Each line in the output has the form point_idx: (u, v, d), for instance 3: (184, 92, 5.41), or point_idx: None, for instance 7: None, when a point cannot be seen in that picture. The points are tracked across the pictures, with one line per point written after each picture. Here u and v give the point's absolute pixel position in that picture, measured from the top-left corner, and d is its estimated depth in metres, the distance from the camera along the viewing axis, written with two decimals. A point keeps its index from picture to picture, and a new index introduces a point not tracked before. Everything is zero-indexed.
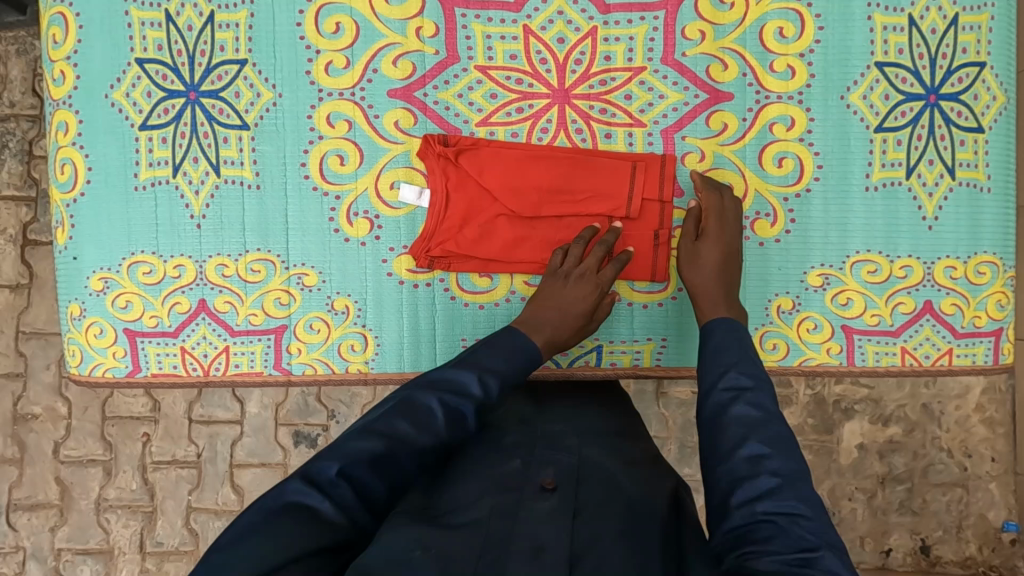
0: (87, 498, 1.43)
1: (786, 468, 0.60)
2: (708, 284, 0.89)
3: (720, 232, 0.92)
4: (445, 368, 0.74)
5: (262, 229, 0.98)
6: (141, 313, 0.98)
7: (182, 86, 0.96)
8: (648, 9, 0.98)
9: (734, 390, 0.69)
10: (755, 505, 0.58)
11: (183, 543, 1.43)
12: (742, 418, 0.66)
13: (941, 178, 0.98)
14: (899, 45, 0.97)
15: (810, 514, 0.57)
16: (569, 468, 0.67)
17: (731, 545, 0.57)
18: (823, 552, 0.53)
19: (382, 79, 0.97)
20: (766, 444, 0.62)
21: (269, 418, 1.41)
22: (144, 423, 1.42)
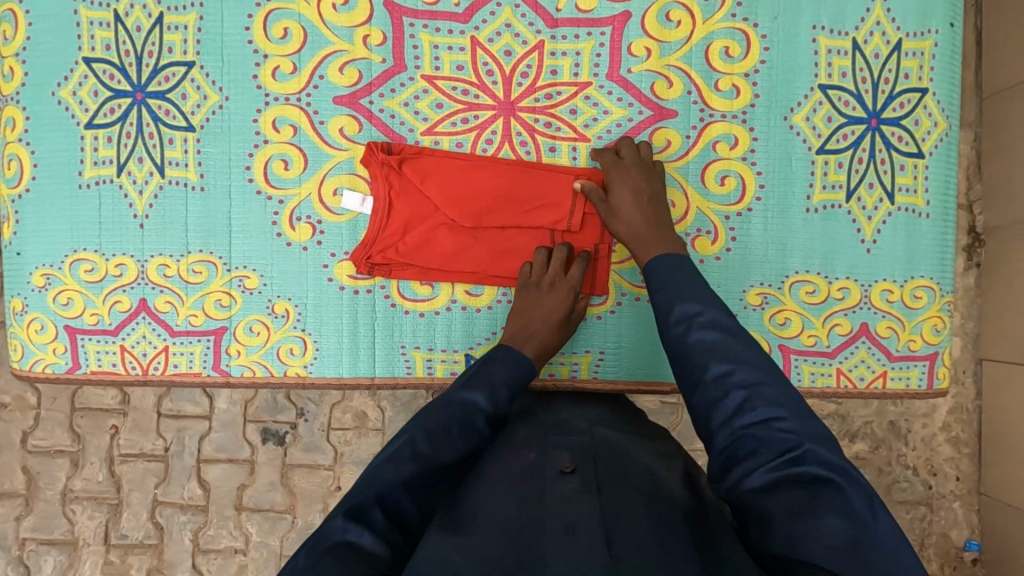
0: (54, 488, 1.45)
1: (749, 379, 0.67)
2: (635, 228, 0.90)
3: (624, 177, 0.93)
4: (454, 390, 0.79)
5: (205, 230, 0.99)
6: (82, 311, 0.99)
7: (129, 86, 0.97)
8: (595, 25, 0.99)
9: (687, 318, 0.75)
10: (736, 423, 0.65)
11: (148, 537, 1.45)
12: (701, 343, 0.72)
13: (880, 202, 0.99)
14: (842, 69, 0.98)
15: (785, 414, 0.64)
16: (583, 451, 0.71)
17: (724, 467, 0.63)
18: (805, 445, 0.60)
19: (328, 86, 0.98)
20: (727, 361, 0.69)
21: (238, 414, 1.45)
22: (113, 415, 1.45)
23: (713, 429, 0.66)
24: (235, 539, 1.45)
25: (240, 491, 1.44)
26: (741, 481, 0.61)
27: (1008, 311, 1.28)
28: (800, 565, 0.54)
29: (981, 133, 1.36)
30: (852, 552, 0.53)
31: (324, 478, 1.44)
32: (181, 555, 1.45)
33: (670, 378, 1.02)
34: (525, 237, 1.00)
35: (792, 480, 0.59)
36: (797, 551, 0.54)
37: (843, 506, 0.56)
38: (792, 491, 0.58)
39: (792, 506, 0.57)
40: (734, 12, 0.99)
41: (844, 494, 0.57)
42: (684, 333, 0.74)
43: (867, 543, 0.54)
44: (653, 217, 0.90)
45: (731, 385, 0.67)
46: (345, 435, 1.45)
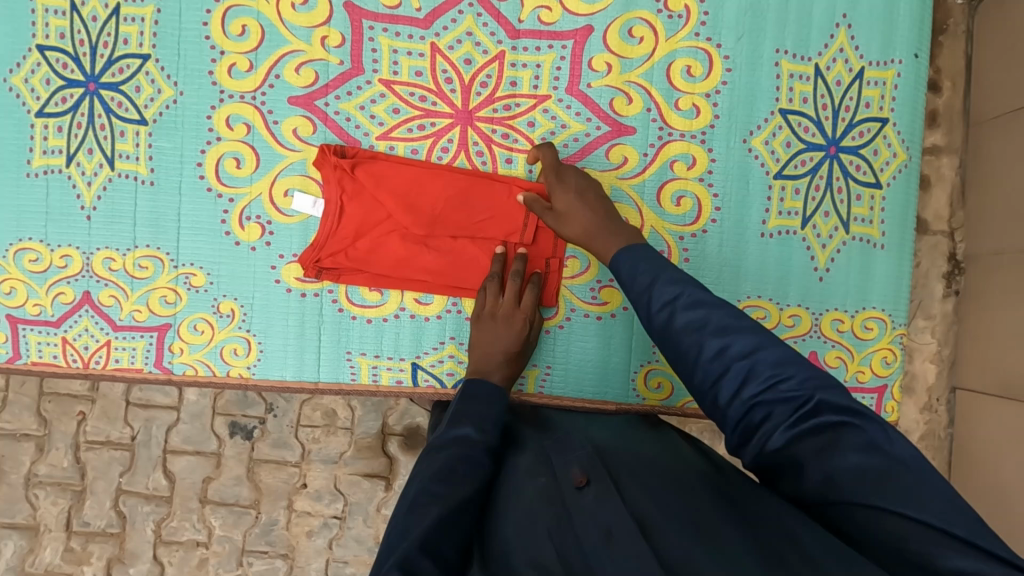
0: (18, 472, 1.44)
1: (746, 348, 0.67)
2: (587, 225, 0.90)
3: (562, 180, 0.93)
4: (445, 432, 0.78)
5: (153, 224, 0.98)
6: (24, 301, 0.97)
7: (82, 77, 0.96)
8: (557, 37, 0.98)
9: (669, 304, 0.74)
10: (743, 394, 0.65)
11: (110, 525, 1.44)
12: (689, 325, 0.72)
13: (835, 231, 0.98)
14: (804, 94, 0.97)
15: (790, 372, 0.64)
16: (591, 462, 0.72)
17: (745, 436, 0.65)
18: (816, 396, 0.61)
19: (283, 86, 0.97)
20: (719, 336, 0.69)
21: (206, 406, 1.45)
22: (81, 402, 1.44)
23: (724, 406, 0.67)
24: (198, 533, 1.44)
25: (204, 484, 1.44)
26: (762, 446, 0.63)
27: (989, 343, 1.27)
28: (838, 506, 0.56)
29: (966, 160, 1.35)
30: (881, 483, 0.55)
31: (290, 475, 1.44)
32: (142, 546, 1.44)
33: (614, 396, 1.01)
34: (477, 249, 0.99)
35: (810, 432, 0.60)
36: (831, 494, 0.57)
37: (864, 442, 0.57)
38: (812, 442, 0.60)
39: (817, 456, 0.59)
40: (697, 31, 0.98)
41: (863, 430, 0.58)
42: (669, 318, 0.74)
43: (895, 470, 0.55)
44: (602, 211, 0.90)
45: (730, 358, 0.68)
46: (313, 433, 1.45)
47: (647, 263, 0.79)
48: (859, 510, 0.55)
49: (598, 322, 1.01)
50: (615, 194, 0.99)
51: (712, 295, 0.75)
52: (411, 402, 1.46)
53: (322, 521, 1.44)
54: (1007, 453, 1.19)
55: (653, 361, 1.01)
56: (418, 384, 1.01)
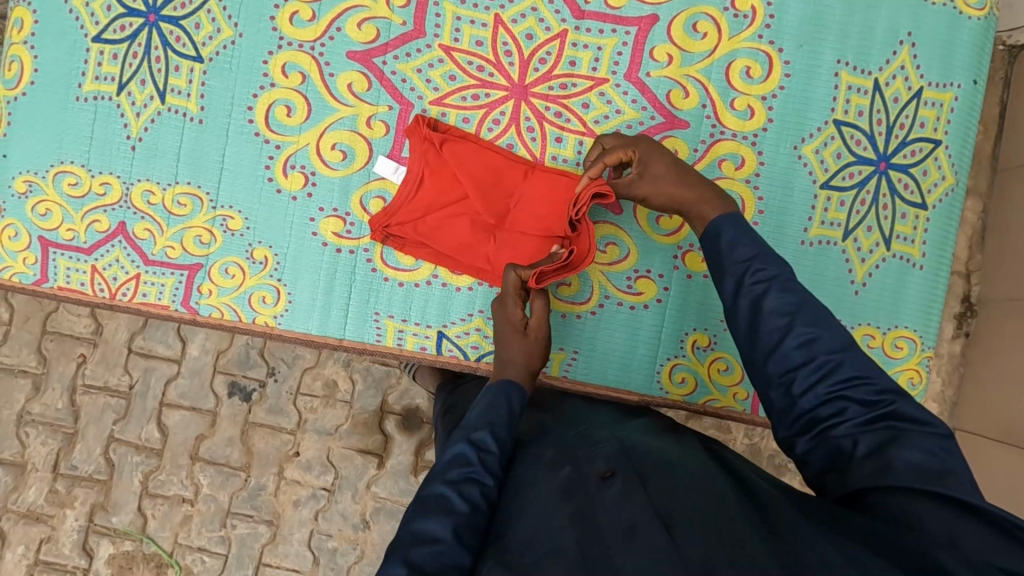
0: (11, 409, 1.43)
1: (836, 346, 0.66)
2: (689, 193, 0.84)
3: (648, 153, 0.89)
4: (442, 455, 0.74)
5: (194, 163, 0.97)
6: (59, 225, 0.97)
7: (143, 7, 0.95)
8: (621, 23, 0.98)
9: (764, 281, 0.72)
10: (820, 389, 0.65)
11: (97, 472, 1.43)
12: (778, 309, 0.69)
13: (876, 246, 0.98)
14: (860, 108, 0.98)
15: (872, 377, 0.65)
16: (614, 457, 0.74)
17: (809, 428, 0.66)
18: (897, 402, 0.62)
19: (344, 39, 0.96)
20: (811, 326, 0.67)
21: (208, 363, 1.45)
22: (83, 344, 1.44)
23: (795, 397, 0.67)
24: (185, 489, 1.43)
25: (197, 441, 1.44)
26: (824, 437, 0.65)
27: (992, 387, 1.28)
28: (884, 494, 0.58)
29: (990, 205, 1.36)
30: (932, 475, 0.57)
31: (284, 443, 1.44)
32: (127, 497, 1.43)
33: (636, 388, 1.01)
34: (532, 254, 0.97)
35: (875, 433, 0.63)
36: (880, 481, 0.59)
37: (929, 446, 0.60)
38: (876, 443, 0.62)
39: (877, 453, 0.61)
40: (761, 33, 0.98)
41: (928, 436, 0.61)
42: (761, 295, 0.71)
43: (947, 468, 0.58)
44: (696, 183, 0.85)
45: (818, 352, 0.66)
46: (312, 402, 1.45)
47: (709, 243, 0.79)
48: (904, 498, 0.57)
49: (631, 311, 1.00)
50: None
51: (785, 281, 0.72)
52: (412, 382, 1.47)
53: (310, 491, 1.43)
54: (1000, 498, 1.19)
55: (680, 356, 1.01)
56: (442, 353, 1.01)
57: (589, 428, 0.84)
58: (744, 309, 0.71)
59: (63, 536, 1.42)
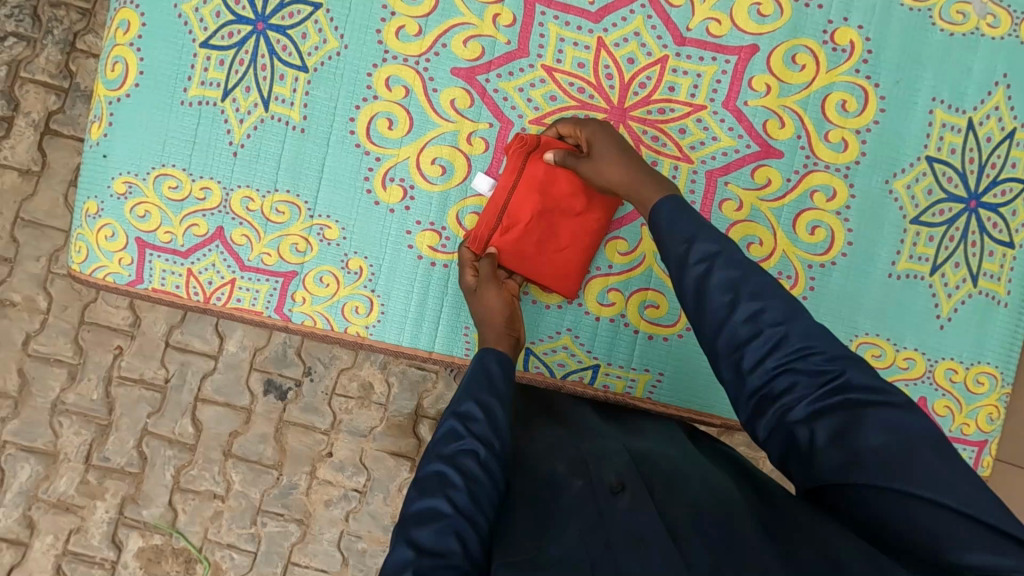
0: (46, 397, 1.43)
1: (781, 316, 0.66)
2: (627, 171, 0.87)
3: (595, 133, 0.91)
4: (436, 435, 0.76)
5: (295, 171, 0.98)
6: (157, 227, 0.98)
7: (252, 15, 0.96)
8: (721, 51, 0.99)
9: (707, 258, 0.71)
10: (765, 364, 0.65)
11: (129, 464, 1.43)
12: (724, 283, 0.69)
13: (963, 282, 1.00)
14: (952, 145, 0.99)
15: (818, 346, 0.64)
16: (628, 467, 0.72)
17: (760, 406, 0.65)
18: (844, 372, 0.61)
19: (449, 56, 0.97)
20: (756, 299, 0.67)
21: (245, 359, 1.44)
22: (120, 335, 1.43)
23: (743, 374, 0.67)
24: (216, 485, 1.43)
25: (230, 437, 1.44)
26: (781, 418, 0.64)
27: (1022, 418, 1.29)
28: (856, 490, 0.57)
29: None
30: (902, 459, 0.55)
31: (317, 442, 1.44)
32: (158, 490, 1.43)
33: (721, 412, 1.02)
34: (535, 244, 0.97)
35: (831, 410, 0.61)
36: (848, 475, 0.57)
37: (891, 422, 0.58)
38: (832, 420, 0.60)
39: (836, 437, 0.59)
40: (858, 68, 0.99)
41: (881, 409, 0.59)
42: (704, 274, 0.71)
43: (918, 449, 0.56)
44: (637, 169, 0.87)
45: (764, 324, 0.66)
46: (347, 403, 1.45)
47: (689, 219, 0.76)
48: (879, 494, 0.55)
49: None
50: (753, 214, 1.01)
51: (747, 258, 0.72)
52: (447, 387, 1.47)
53: (342, 492, 1.43)
54: None
55: None
56: (528, 369, 1.02)
57: (600, 439, 0.82)
58: (688, 287, 0.72)
59: (92, 527, 1.42)
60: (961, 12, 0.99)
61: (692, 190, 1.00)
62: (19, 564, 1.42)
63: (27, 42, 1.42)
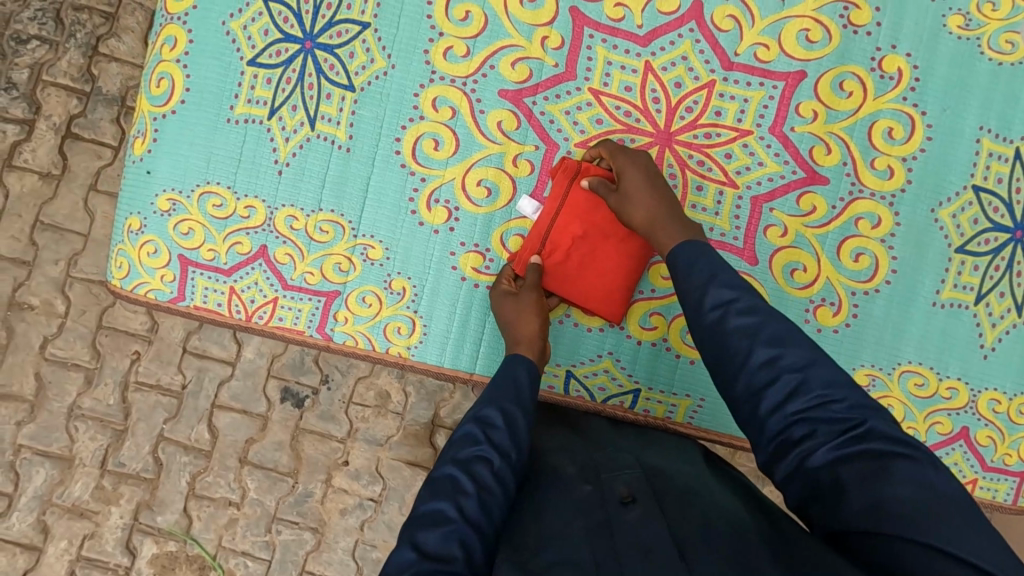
0: (62, 401, 1.43)
1: (799, 362, 0.63)
2: (653, 212, 0.87)
3: (629, 164, 0.91)
4: (452, 439, 0.75)
5: (340, 190, 0.97)
6: (200, 244, 0.97)
7: (300, 34, 0.96)
8: (769, 77, 0.99)
9: (723, 305, 0.70)
10: (785, 410, 0.63)
11: (144, 470, 1.42)
12: (741, 329, 0.67)
13: (1007, 312, 0.99)
14: (999, 175, 0.99)
15: (839, 394, 0.62)
16: (642, 481, 0.69)
17: (779, 450, 0.63)
18: (867, 422, 0.59)
19: (496, 77, 0.97)
20: (774, 346, 0.65)
21: (262, 366, 1.43)
22: (138, 341, 1.42)
23: (762, 418, 0.64)
24: (232, 492, 1.42)
25: (246, 444, 1.43)
26: (801, 463, 0.60)
27: None
28: (882, 540, 0.53)
29: None
30: (933, 517, 0.52)
31: (333, 450, 1.43)
32: (173, 496, 1.42)
33: None
34: (576, 267, 0.97)
35: (856, 458, 0.58)
36: (873, 524, 0.54)
37: (915, 476, 0.55)
38: (857, 469, 0.57)
39: (859, 486, 0.56)
40: (905, 95, 0.99)
41: (909, 462, 0.56)
42: (720, 319, 0.69)
43: (943, 506, 0.53)
44: (659, 210, 0.86)
45: (782, 369, 0.64)
46: (363, 411, 1.44)
47: (706, 262, 0.75)
48: (907, 548, 0.51)
49: None
50: (797, 240, 1.00)
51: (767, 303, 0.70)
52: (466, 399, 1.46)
53: (357, 500, 1.42)
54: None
55: None
56: (568, 392, 1.02)
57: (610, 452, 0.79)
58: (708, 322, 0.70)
59: (106, 533, 1.42)
60: (1011, 41, 0.98)
61: (737, 216, 1.00)
62: (32, 570, 1.41)
63: (49, 45, 1.42)
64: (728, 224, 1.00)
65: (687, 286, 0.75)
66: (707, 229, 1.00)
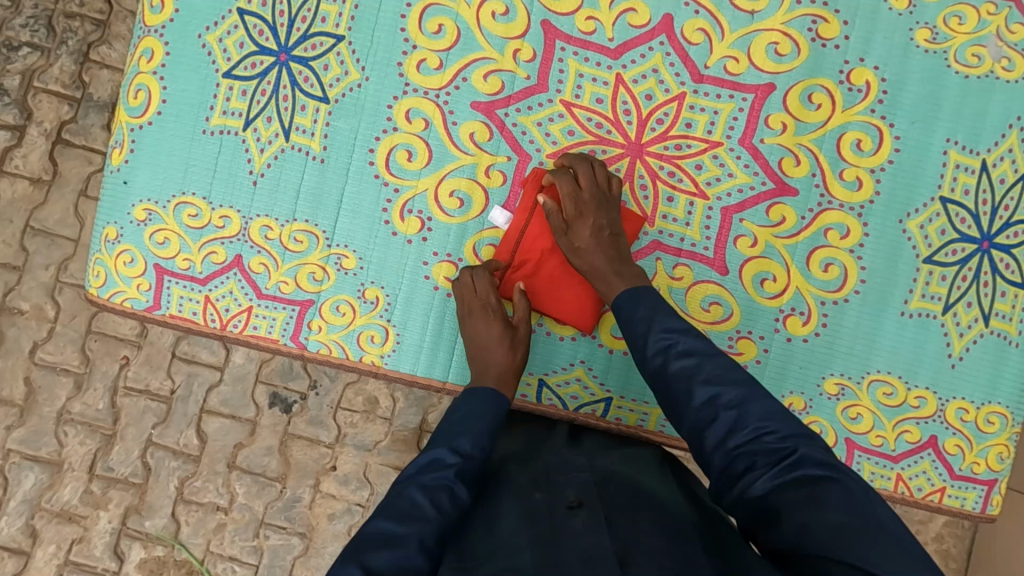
0: (52, 406, 1.44)
1: (735, 398, 0.71)
2: (597, 267, 0.90)
3: (577, 213, 0.92)
4: (419, 457, 0.78)
5: (315, 200, 0.99)
6: (176, 254, 0.98)
7: (275, 46, 0.97)
8: (738, 89, 1.00)
9: (663, 351, 0.78)
10: (728, 442, 0.69)
11: (133, 474, 1.43)
12: (682, 370, 0.76)
13: (975, 322, 1.00)
14: (966, 186, 1.00)
15: (773, 426, 0.68)
16: (591, 488, 0.73)
17: (724, 476, 0.68)
18: (798, 449, 0.65)
19: (469, 89, 0.98)
20: (711, 384, 0.73)
21: (251, 371, 1.44)
22: (127, 346, 1.44)
23: (710, 451, 0.71)
24: (220, 497, 1.43)
25: (235, 449, 1.44)
26: (744, 491, 0.66)
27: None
28: (811, 560, 0.57)
29: None
30: (857, 539, 0.56)
31: (322, 455, 1.43)
32: (162, 501, 1.43)
33: None
34: (546, 281, 0.98)
35: (792, 484, 0.63)
36: (803, 544, 0.58)
37: (845, 501, 0.60)
38: (793, 494, 0.62)
39: (795, 508, 0.61)
40: (874, 107, 1.00)
41: (839, 488, 0.61)
42: (662, 364, 0.78)
43: (871, 530, 0.57)
44: (604, 265, 0.90)
45: (720, 406, 0.71)
46: (351, 417, 1.45)
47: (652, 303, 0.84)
48: (832, 565, 0.55)
49: None
50: (767, 251, 1.01)
51: (704, 342, 0.78)
52: None
53: (345, 506, 1.43)
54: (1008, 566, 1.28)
55: None
56: (541, 401, 1.03)
57: (566, 460, 0.82)
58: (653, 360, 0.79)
59: (95, 537, 1.43)
60: (977, 55, 1.00)
61: (708, 226, 1.01)
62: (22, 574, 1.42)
63: (41, 51, 1.43)
64: (698, 235, 1.01)
65: (634, 326, 0.83)
66: (678, 239, 1.02)
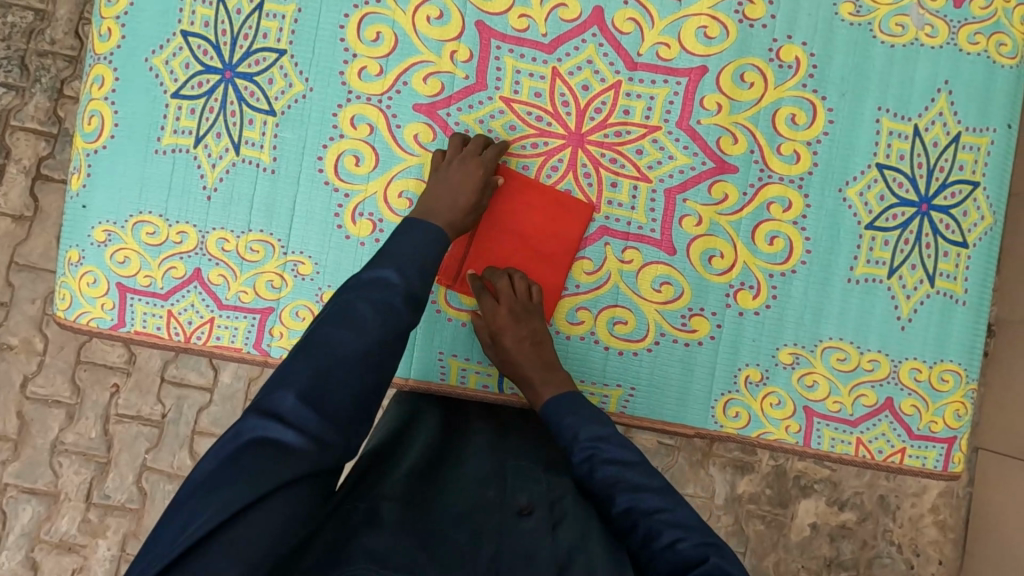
0: (45, 437, 1.46)
1: (652, 507, 0.76)
2: (523, 371, 0.96)
3: (503, 324, 0.97)
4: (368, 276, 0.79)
5: (268, 210, 1.02)
6: (137, 271, 1.01)
7: (220, 64, 1.01)
8: (673, 74, 1.03)
9: (588, 457, 0.83)
10: (646, 551, 0.73)
11: (129, 500, 1.45)
12: (606, 477, 0.80)
13: (920, 283, 1.03)
14: (900, 151, 1.02)
15: (686, 535, 0.72)
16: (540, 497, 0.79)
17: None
18: (709, 558, 0.68)
19: (410, 93, 1.01)
20: (630, 493, 0.78)
21: (240, 390, 1.46)
22: (116, 373, 1.46)
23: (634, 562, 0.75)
24: None
25: None
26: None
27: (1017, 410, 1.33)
28: None
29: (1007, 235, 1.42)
30: None
31: None
32: None
33: (693, 422, 1.05)
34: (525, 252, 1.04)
35: None
36: None
37: None
38: None
39: None
40: (804, 82, 1.03)
41: None
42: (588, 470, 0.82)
43: None
44: (530, 368, 0.95)
45: (639, 512, 0.76)
46: None
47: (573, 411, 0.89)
48: None
49: (685, 348, 1.04)
50: (712, 228, 1.04)
51: (629, 451, 0.84)
52: None
53: None
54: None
55: (734, 392, 1.04)
56: (502, 391, 1.05)
57: (525, 469, 0.85)
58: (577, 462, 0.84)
59: (95, 565, 1.45)
60: (900, 24, 1.02)
61: (653, 209, 1.04)
62: None
63: (15, 91, 1.45)
64: (644, 218, 1.04)
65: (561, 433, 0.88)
66: (625, 223, 1.04)
